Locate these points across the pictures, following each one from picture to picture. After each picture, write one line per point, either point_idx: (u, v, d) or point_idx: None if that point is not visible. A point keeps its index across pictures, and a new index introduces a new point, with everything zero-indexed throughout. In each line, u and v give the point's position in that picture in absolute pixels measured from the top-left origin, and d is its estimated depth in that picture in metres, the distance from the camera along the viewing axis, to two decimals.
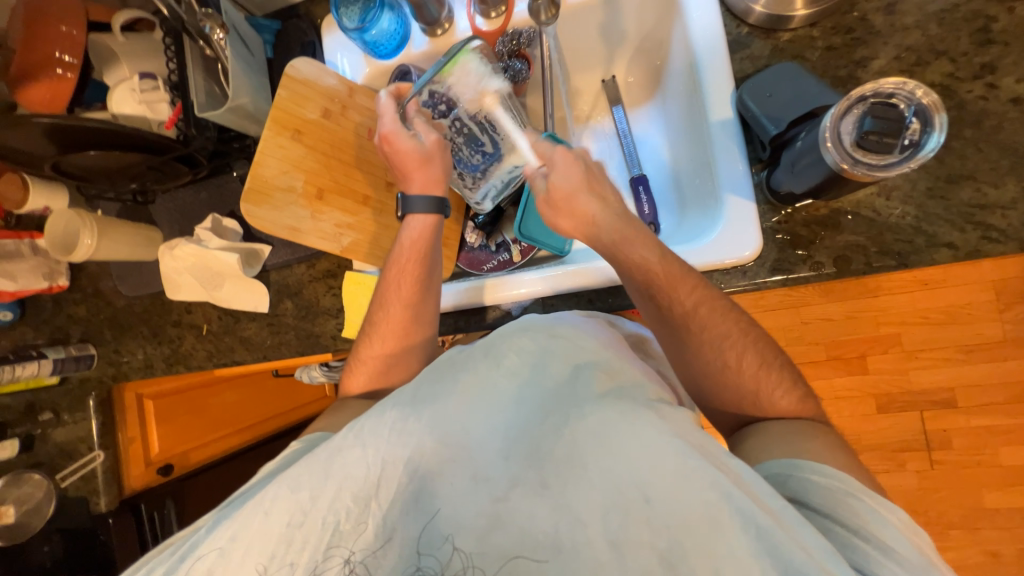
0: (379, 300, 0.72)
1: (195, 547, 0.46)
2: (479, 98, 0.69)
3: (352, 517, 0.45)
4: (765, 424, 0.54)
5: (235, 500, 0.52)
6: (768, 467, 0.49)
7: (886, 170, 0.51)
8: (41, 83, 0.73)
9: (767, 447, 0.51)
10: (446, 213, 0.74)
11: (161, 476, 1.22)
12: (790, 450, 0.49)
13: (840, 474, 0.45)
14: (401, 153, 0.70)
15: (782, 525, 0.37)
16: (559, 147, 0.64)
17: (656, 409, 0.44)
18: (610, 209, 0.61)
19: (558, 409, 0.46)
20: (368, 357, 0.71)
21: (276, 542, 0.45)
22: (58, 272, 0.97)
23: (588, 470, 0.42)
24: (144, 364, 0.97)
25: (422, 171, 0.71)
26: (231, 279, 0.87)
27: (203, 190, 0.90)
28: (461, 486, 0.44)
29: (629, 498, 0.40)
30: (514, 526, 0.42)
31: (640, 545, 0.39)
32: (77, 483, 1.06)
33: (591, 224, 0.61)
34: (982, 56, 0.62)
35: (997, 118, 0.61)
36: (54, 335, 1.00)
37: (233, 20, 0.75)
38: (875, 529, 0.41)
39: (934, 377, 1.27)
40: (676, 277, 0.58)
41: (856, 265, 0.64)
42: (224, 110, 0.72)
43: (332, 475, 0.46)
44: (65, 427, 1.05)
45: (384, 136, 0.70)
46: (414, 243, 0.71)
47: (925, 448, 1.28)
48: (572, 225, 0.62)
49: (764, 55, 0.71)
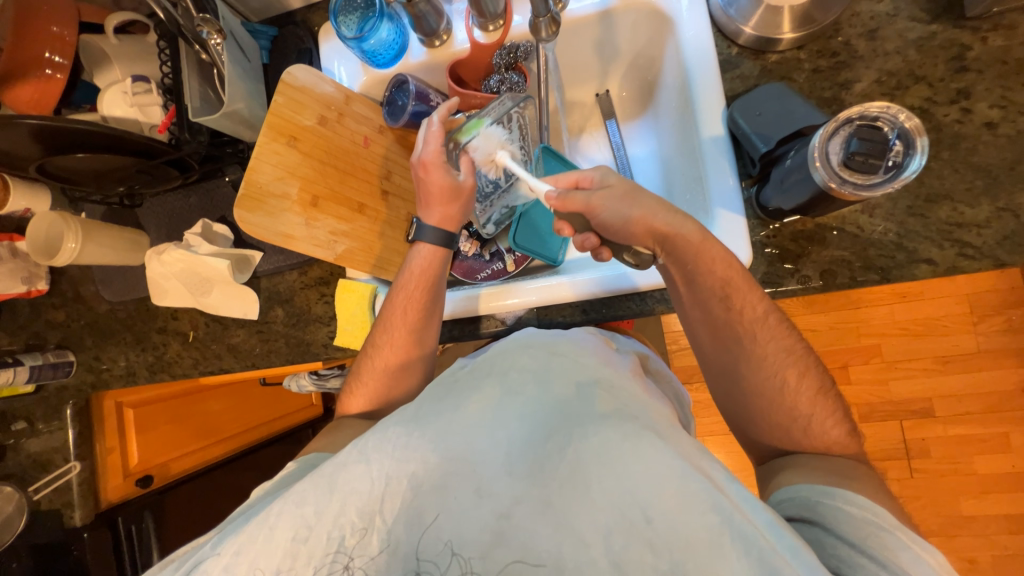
0: (383, 324, 0.72)
1: (198, 565, 0.45)
2: (490, 159, 0.71)
3: (356, 532, 0.44)
4: (796, 457, 0.55)
5: (239, 517, 0.51)
6: (798, 492, 0.51)
7: (871, 190, 0.53)
8: (27, 84, 0.72)
9: (798, 475, 0.53)
10: (456, 246, 0.76)
11: (139, 489, 1.17)
12: (823, 480, 0.50)
13: (876, 507, 0.46)
14: (434, 183, 0.71)
15: (777, 548, 0.38)
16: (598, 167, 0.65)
17: (656, 431, 0.45)
18: (664, 211, 0.59)
19: (561, 428, 0.46)
20: (369, 378, 0.71)
21: (281, 557, 0.44)
22: (38, 276, 0.94)
23: (591, 489, 0.42)
24: (126, 371, 0.94)
25: (445, 206, 0.73)
26: (220, 285, 0.85)
27: (192, 195, 0.89)
28: (463, 501, 0.43)
29: (632, 518, 0.40)
30: (516, 544, 0.41)
31: (641, 565, 0.39)
32: (50, 496, 1.02)
33: (663, 235, 0.59)
34: (958, 82, 0.66)
35: (972, 142, 0.64)
36: (30, 341, 0.97)
37: (230, 25, 0.74)
38: (893, 553, 0.42)
39: (913, 387, 1.31)
40: (743, 285, 0.60)
41: (841, 279, 0.66)
42: (219, 116, 0.72)
43: (337, 490, 0.45)
44: (40, 437, 1.01)
45: (423, 163, 0.70)
46: (422, 272, 0.72)
47: (905, 456, 1.31)
48: (634, 229, 0.60)
49: (753, 75, 0.73)
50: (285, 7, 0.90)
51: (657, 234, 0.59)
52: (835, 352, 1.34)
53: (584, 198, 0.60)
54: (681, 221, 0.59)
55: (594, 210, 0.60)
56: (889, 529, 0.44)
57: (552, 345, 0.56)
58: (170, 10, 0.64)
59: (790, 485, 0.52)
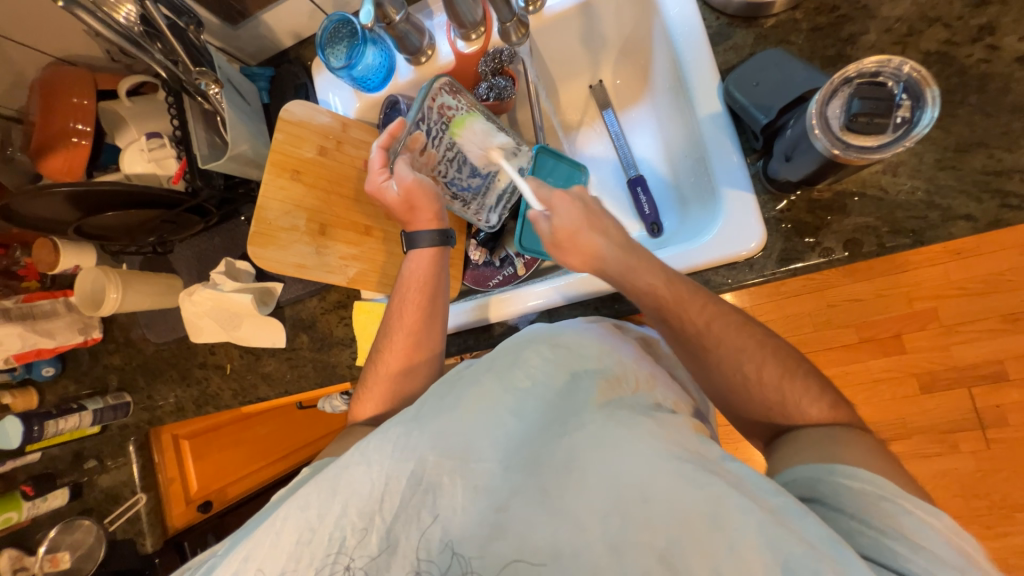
0: (385, 329, 0.74)
1: (212, 570, 0.47)
2: (487, 154, 0.76)
3: (357, 532, 0.45)
4: (796, 433, 0.51)
5: (247, 524, 0.52)
6: (796, 473, 0.47)
7: (880, 151, 0.49)
8: (59, 154, 0.78)
9: (796, 455, 0.49)
10: (451, 242, 0.76)
11: (201, 513, 1.29)
12: (820, 456, 0.47)
13: (877, 477, 0.43)
14: (389, 204, 0.73)
15: (782, 522, 0.37)
16: (559, 189, 0.65)
17: (656, 418, 0.45)
18: (614, 244, 0.63)
19: (557, 419, 0.46)
20: (375, 383, 0.73)
21: (286, 560, 0.45)
22: (92, 326, 1.02)
23: (587, 476, 0.42)
24: (176, 407, 1.01)
25: (411, 215, 0.74)
26: (248, 318, 0.90)
27: (216, 236, 0.94)
28: (462, 498, 0.44)
29: (628, 500, 0.40)
30: (514, 536, 0.42)
31: (639, 546, 0.39)
32: (124, 526, 1.10)
33: (595, 257, 0.64)
34: (979, 17, 0.60)
35: (1003, 80, 0.59)
36: (93, 385, 1.06)
37: (228, 73, 0.78)
38: (900, 525, 0.40)
39: (978, 350, 1.05)
40: (707, 327, 0.58)
41: (868, 248, 0.61)
42: (226, 159, 0.75)
43: (339, 491, 0.47)
44: (110, 472, 1.09)
45: (372, 189, 0.72)
46: (418, 274, 0.74)
47: (979, 427, 1.10)
48: (581, 266, 0.65)
49: (747, 44, 0.69)
50: (278, 47, 0.94)
51: (603, 274, 0.64)
52: (884, 322, 1.05)
53: (549, 228, 0.64)
54: (616, 250, 0.62)
55: (555, 247, 0.65)
56: (892, 498, 0.41)
57: (554, 338, 0.53)
58: (171, 67, 0.69)
59: (789, 467, 0.48)
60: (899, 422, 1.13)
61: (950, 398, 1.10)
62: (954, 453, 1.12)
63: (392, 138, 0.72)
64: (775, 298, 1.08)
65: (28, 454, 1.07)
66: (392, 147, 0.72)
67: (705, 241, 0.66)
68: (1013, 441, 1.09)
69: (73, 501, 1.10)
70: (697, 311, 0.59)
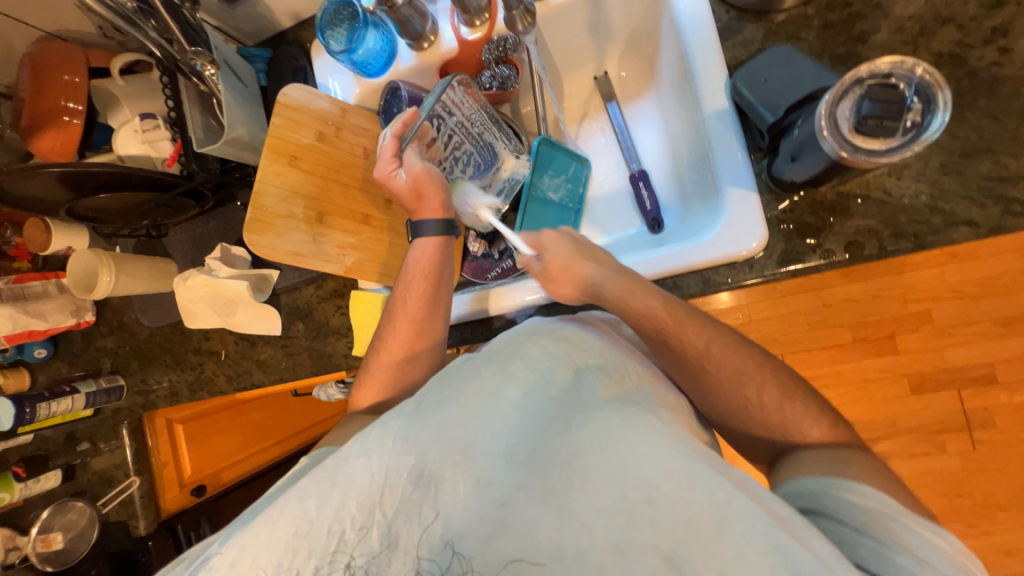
0: (387, 319, 0.74)
1: (207, 561, 0.47)
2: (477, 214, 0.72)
3: (357, 525, 0.45)
4: (804, 450, 0.51)
5: (246, 513, 0.52)
6: (801, 485, 0.48)
7: (888, 155, 0.49)
8: (51, 132, 0.77)
9: (800, 467, 0.49)
10: (456, 233, 0.76)
11: (195, 498, 1.31)
12: (825, 470, 0.47)
13: (880, 495, 0.44)
14: (399, 194, 0.72)
15: (783, 526, 0.38)
16: (546, 232, 0.68)
17: (659, 417, 0.45)
18: (607, 269, 0.63)
19: (562, 416, 0.47)
20: (376, 373, 0.72)
21: (282, 552, 0.45)
22: (84, 308, 1.01)
23: (592, 473, 0.42)
24: (170, 391, 1.00)
25: (419, 206, 0.72)
26: (243, 305, 0.89)
27: (212, 220, 0.93)
28: (464, 493, 0.44)
29: (632, 499, 0.40)
30: (517, 533, 0.42)
31: (644, 547, 0.39)
32: (117, 509, 1.10)
33: (589, 284, 0.63)
34: (993, 19, 0.59)
35: (1013, 84, 0.58)
36: (87, 367, 1.05)
37: (225, 54, 0.76)
38: (905, 541, 0.41)
39: (971, 353, 1.06)
40: (697, 322, 0.58)
41: (869, 250, 0.61)
42: (223, 143, 0.74)
43: (339, 483, 0.47)
44: (103, 456, 1.08)
45: (382, 179, 0.71)
46: (424, 264, 0.73)
47: (967, 428, 1.11)
48: (577, 294, 0.65)
49: (757, 39, 0.68)
50: (277, 28, 0.91)
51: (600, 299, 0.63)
52: (881, 323, 1.05)
53: (541, 267, 0.65)
54: (609, 275, 0.62)
55: (549, 279, 0.65)
56: (897, 517, 0.42)
57: (556, 333, 0.53)
58: (165, 46, 0.67)
59: (791, 479, 0.49)
60: (889, 422, 1.15)
61: (940, 400, 1.11)
62: (941, 453, 1.14)
63: (406, 127, 0.70)
64: (773, 296, 1.08)
65: (20, 436, 1.06)
66: (404, 135, 0.70)
67: (707, 239, 0.66)
68: (999, 443, 1.11)
69: (65, 482, 1.09)
70: (693, 310, 0.58)
